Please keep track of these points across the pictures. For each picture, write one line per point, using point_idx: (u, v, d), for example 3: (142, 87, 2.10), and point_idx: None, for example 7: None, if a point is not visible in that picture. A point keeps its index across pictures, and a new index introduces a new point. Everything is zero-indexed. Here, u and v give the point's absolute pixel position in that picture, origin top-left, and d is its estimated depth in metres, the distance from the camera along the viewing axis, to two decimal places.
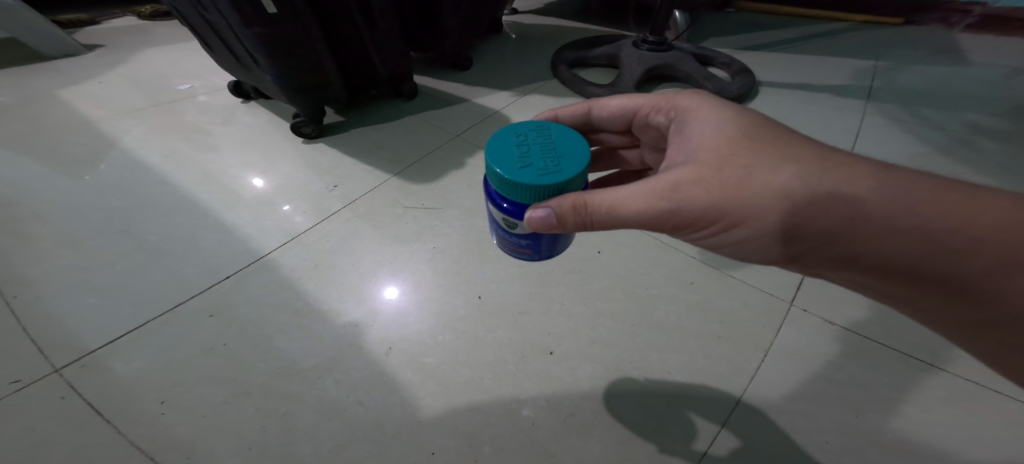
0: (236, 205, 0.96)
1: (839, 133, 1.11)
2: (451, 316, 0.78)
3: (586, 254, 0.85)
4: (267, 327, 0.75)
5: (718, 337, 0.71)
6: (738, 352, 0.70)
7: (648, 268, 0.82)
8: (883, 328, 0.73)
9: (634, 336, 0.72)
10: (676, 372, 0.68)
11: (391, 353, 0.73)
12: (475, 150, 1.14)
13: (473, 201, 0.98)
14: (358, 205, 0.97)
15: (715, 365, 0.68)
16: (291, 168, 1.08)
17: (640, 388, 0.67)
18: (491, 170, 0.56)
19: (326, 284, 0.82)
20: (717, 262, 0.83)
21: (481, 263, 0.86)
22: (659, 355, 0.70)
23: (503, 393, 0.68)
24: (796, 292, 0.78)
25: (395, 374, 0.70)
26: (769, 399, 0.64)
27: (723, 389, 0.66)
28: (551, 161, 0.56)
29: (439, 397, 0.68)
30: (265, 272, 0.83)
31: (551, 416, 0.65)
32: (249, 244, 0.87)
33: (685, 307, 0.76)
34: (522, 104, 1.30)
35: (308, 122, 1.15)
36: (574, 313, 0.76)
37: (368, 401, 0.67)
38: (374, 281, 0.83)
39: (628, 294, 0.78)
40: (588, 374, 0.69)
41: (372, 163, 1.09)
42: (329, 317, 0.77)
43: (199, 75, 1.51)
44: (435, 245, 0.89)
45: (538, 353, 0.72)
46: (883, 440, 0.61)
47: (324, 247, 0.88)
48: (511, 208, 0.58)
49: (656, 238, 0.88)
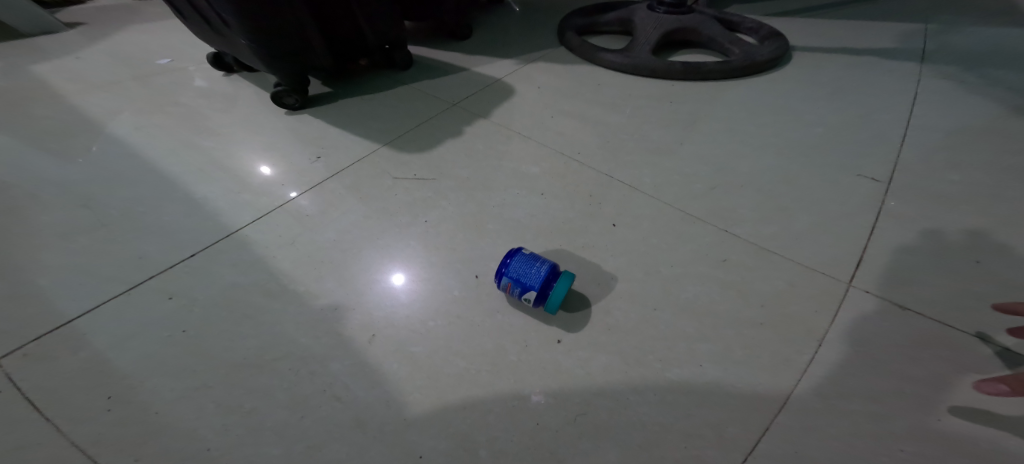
0: (208, 179, 0.87)
1: (889, 96, 0.97)
2: (445, 300, 0.67)
3: (600, 228, 0.74)
4: (233, 310, 0.65)
5: (760, 323, 0.60)
6: (785, 340, 0.58)
7: (673, 242, 0.70)
8: (980, 313, 0.58)
9: (657, 322, 0.62)
10: (710, 363, 0.57)
11: (375, 343, 0.62)
12: (474, 117, 1.03)
13: (471, 172, 0.87)
14: (341, 178, 0.88)
15: (757, 356, 0.57)
16: (272, 140, 0.98)
17: (666, 383, 0.56)
18: (544, 271, 0.60)
19: (303, 262, 0.72)
20: (757, 233, 0.70)
21: (479, 238, 0.75)
22: (688, 344, 0.59)
23: (503, 390, 0.57)
24: (857, 270, 0.64)
25: (379, 366, 0.60)
26: (827, 397, 0.52)
27: (768, 384, 0.54)
28: (551, 264, 0.62)
29: (428, 393, 0.58)
30: (236, 250, 0.73)
31: (559, 416, 0.54)
32: (218, 220, 0.78)
33: (718, 287, 0.64)
34: (527, 72, 1.18)
35: (290, 92, 1.06)
36: (585, 295, 0.66)
37: (346, 396, 0.57)
38: (359, 259, 0.73)
39: (649, 274, 0.67)
40: (602, 367, 0.58)
41: (361, 135, 1.00)
42: (305, 299, 0.67)
43: (183, 50, 1.43)
44: (427, 218, 0.79)
45: (544, 342, 0.62)
46: (989, 449, 0.47)
47: (302, 223, 0.78)
48: (531, 294, 0.60)
49: (681, 209, 0.75)
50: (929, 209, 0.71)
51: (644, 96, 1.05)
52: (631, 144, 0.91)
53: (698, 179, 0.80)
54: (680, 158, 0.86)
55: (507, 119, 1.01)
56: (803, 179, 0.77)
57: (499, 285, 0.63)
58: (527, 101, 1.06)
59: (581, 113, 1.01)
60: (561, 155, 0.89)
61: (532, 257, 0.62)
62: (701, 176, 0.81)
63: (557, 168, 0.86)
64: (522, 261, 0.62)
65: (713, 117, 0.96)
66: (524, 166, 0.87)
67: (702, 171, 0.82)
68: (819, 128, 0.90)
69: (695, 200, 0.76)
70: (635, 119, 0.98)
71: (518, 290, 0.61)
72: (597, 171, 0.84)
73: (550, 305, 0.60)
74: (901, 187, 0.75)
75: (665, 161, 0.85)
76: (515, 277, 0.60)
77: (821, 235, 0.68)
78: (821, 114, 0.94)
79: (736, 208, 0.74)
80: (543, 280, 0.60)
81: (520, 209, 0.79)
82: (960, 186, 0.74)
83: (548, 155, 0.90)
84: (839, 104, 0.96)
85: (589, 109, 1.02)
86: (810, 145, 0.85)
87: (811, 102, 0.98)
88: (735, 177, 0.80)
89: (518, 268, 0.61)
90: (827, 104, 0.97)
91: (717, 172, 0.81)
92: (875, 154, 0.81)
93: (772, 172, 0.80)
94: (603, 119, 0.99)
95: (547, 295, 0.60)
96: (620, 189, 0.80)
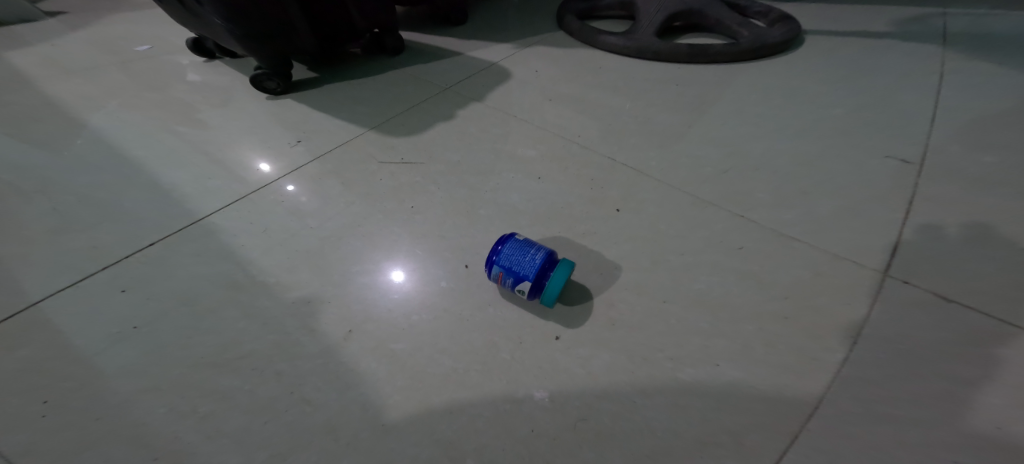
0: (178, 164, 0.80)
1: (910, 77, 0.91)
2: (431, 292, 0.61)
3: (602, 214, 0.67)
4: (192, 304, 0.58)
5: (785, 316, 0.53)
6: (814, 336, 0.51)
7: (683, 229, 0.64)
8: None
9: (667, 316, 0.55)
10: (729, 362, 0.50)
11: (351, 339, 0.55)
12: (467, 101, 0.97)
13: (462, 156, 0.81)
14: (322, 163, 0.81)
15: (783, 353, 0.50)
16: (251, 125, 0.92)
17: (679, 384, 0.49)
18: (540, 259, 0.53)
19: (274, 251, 0.65)
20: (775, 218, 0.63)
21: (469, 225, 0.69)
22: (702, 340, 0.52)
23: (494, 392, 0.50)
24: (890, 258, 0.57)
25: (354, 364, 0.53)
26: (865, 401, 0.45)
27: (797, 385, 0.47)
28: (548, 251, 0.55)
29: (409, 395, 0.51)
30: (201, 239, 0.66)
31: (557, 421, 0.47)
32: (185, 207, 0.71)
33: (735, 277, 0.57)
34: (524, 55, 1.12)
35: (271, 75, 1.00)
36: (587, 286, 0.59)
37: (316, 399, 0.50)
38: (336, 248, 0.66)
39: (657, 263, 0.60)
40: (606, 366, 0.51)
41: (346, 119, 0.93)
42: (274, 291, 0.60)
43: (164, 38, 1.37)
44: (413, 204, 0.73)
45: (540, 338, 0.55)
46: None
47: (277, 209, 0.72)
48: (526, 285, 0.53)
49: (691, 193, 0.69)
50: (965, 191, 0.64)
51: (648, 79, 0.99)
52: (635, 127, 0.84)
53: (709, 162, 0.74)
54: (688, 141, 0.79)
55: (502, 102, 0.95)
56: (824, 162, 0.71)
57: (490, 275, 0.56)
58: (523, 85, 1.00)
59: (581, 96, 0.95)
60: (560, 138, 0.83)
61: (528, 244, 0.55)
62: (712, 159, 0.74)
63: (556, 152, 0.80)
64: (515, 248, 0.55)
65: (722, 99, 0.90)
66: (520, 149, 0.81)
67: (713, 154, 0.76)
68: (838, 109, 0.83)
69: (706, 183, 0.70)
70: (639, 101, 0.91)
71: (511, 281, 0.54)
72: (598, 155, 0.78)
73: (547, 299, 0.54)
74: (933, 169, 0.68)
75: (672, 144, 0.79)
76: (508, 266, 0.54)
77: (847, 220, 0.62)
78: (840, 95, 0.87)
79: (752, 192, 0.67)
80: (539, 270, 0.53)
81: (515, 194, 0.72)
82: (998, 167, 0.67)
83: (546, 138, 0.83)
84: (858, 85, 0.90)
85: (589, 92, 0.96)
86: (829, 126, 0.79)
87: (828, 83, 0.92)
88: (749, 160, 0.73)
89: (511, 256, 0.54)
90: (844, 85, 0.90)
91: (729, 154, 0.75)
92: (900, 135, 0.75)
93: (790, 155, 0.73)
94: (604, 102, 0.92)
95: (544, 287, 0.53)
96: (624, 173, 0.74)
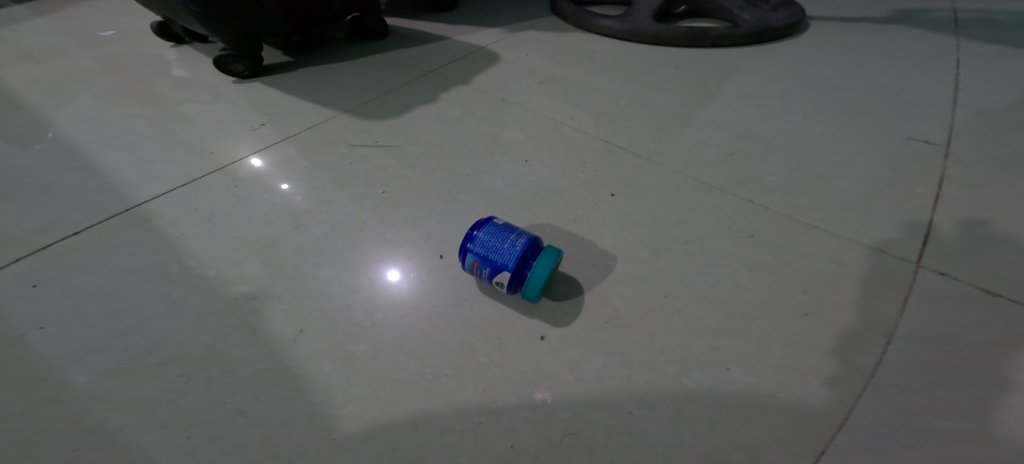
0: (125, 147, 0.72)
1: (925, 60, 0.85)
2: (399, 286, 0.53)
3: (595, 199, 0.60)
4: (115, 301, 0.49)
5: (805, 313, 0.45)
6: (841, 336, 0.43)
7: (686, 215, 0.57)
8: None
9: (669, 312, 0.48)
10: (741, 366, 0.43)
11: (301, 340, 0.47)
12: (450, 84, 0.90)
13: (442, 138, 0.74)
14: (288, 146, 0.74)
15: (805, 355, 0.42)
16: (214, 108, 0.85)
17: (683, 392, 0.42)
18: (523, 246, 0.46)
19: (221, 239, 0.57)
20: (789, 203, 0.56)
21: (446, 212, 0.61)
22: (709, 340, 0.45)
23: (465, 401, 0.43)
24: (923, 248, 0.50)
25: (302, 369, 0.45)
26: (906, 411, 0.38)
27: (824, 393, 0.40)
28: (531, 236, 0.48)
29: (365, 405, 0.43)
30: (133, 226, 0.57)
31: (540, 437, 0.40)
32: (121, 192, 0.63)
33: (746, 268, 0.50)
34: (514, 39, 1.06)
35: (238, 57, 0.92)
36: (577, 279, 0.52)
37: (254, 410, 0.42)
38: (292, 237, 0.58)
39: (657, 253, 0.53)
40: (599, 370, 0.44)
41: (320, 102, 0.86)
42: (213, 285, 0.51)
43: (135, 24, 1.30)
44: (385, 189, 0.65)
45: (523, 338, 0.47)
46: None
47: (229, 194, 0.64)
48: (505, 276, 0.46)
49: (694, 177, 0.62)
50: (999, 175, 0.58)
51: (646, 62, 0.92)
52: (632, 109, 0.78)
53: (713, 145, 0.67)
54: (690, 123, 0.73)
55: (489, 85, 0.88)
56: (839, 145, 0.64)
57: (464, 265, 0.49)
58: (512, 68, 0.93)
59: (574, 79, 0.88)
60: (550, 121, 0.76)
61: (510, 230, 0.48)
62: (715, 142, 0.68)
63: (545, 135, 0.73)
64: (493, 233, 0.47)
65: (726, 82, 0.83)
66: (506, 132, 0.74)
67: (718, 137, 0.69)
68: (850, 91, 0.77)
69: (711, 166, 0.63)
70: (636, 85, 0.85)
71: (488, 272, 0.47)
72: (592, 138, 0.71)
73: (530, 294, 0.46)
74: (960, 152, 0.61)
75: (672, 127, 0.72)
76: (484, 254, 0.47)
77: (869, 206, 0.55)
78: (852, 78, 0.81)
79: (761, 176, 0.60)
80: (521, 258, 0.46)
81: (499, 178, 0.65)
82: None
83: (535, 121, 0.76)
84: (870, 68, 0.84)
85: (583, 75, 0.89)
86: (843, 109, 0.72)
87: (838, 66, 0.86)
88: (757, 143, 0.67)
89: (487, 243, 0.47)
90: (856, 68, 0.84)
91: (735, 137, 0.68)
92: (920, 118, 0.69)
93: (801, 137, 0.67)
94: (599, 85, 0.86)
95: (526, 279, 0.46)
96: (619, 156, 0.67)
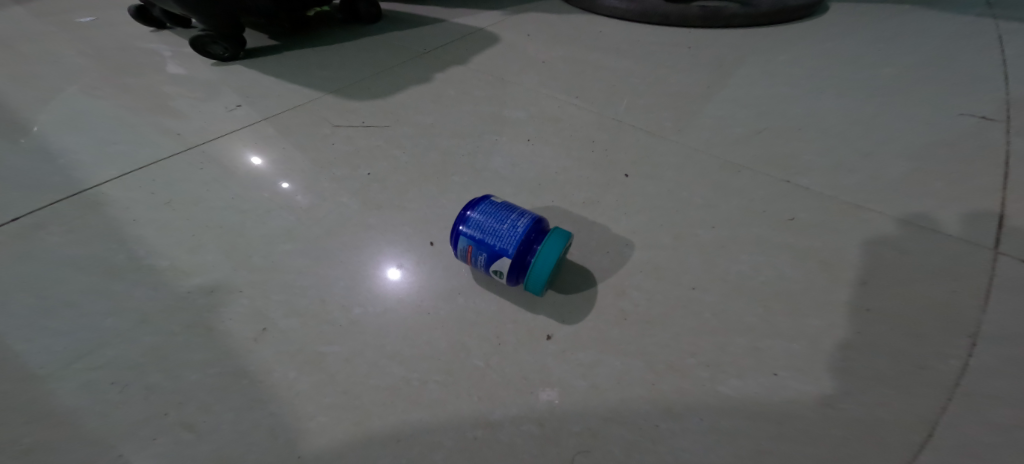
0: (83, 128, 0.65)
1: (958, 39, 0.79)
2: (382, 277, 0.45)
3: (607, 181, 0.54)
4: (45, 295, 0.41)
5: (867, 308, 0.38)
6: (913, 335, 0.36)
7: (710, 197, 0.50)
8: None
9: (699, 306, 0.40)
10: (792, 371, 0.35)
11: (263, 340, 0.40)
12: (446, 64, 0.83)
13: (436, 119, 0.67)
14: (265, 127, 0.67)
15: (871, 359, 0.35)
16: (189, 90, 0.78)
17: (724, 402, 0.34)
18: (527, 228, 0.39)
19: (180, 225, 0.50)
20: (829, 185, 0.49)
21: (438, 196, 0.54)
22: (750, 340, 0.38)
23: (458, 413, 0.35)
24: (997, 232, 0.43)
25: (263, 374, 0.38)
26: (1006, 426, 0.30)
27: (899, 404, 0.32)
28: (535, 216, 0.41)
29: (337, 417, 0.35)
30: (78, 212, 0.50)
31: (551, 457, 0.32)
32: (71, 174, 0.55)
33: (786, 256, 0.43)
34: (514, 20, 0.99)
35: (216, 38, 0.86)
36: (589, 269, 0.45)
37: (202, 423, 0.34)
38: (262, 224, 0.50)
39: (681, 239, 0.46)
40: (619, 375, 0.37)
41: (304, 83, 0.80)
42: (164, 278, 0.44)
43: (115, 10, 1.23)
44: (371, 171, 0.58)
45: (528, 337, 0.40)
46: None
47: (195, 176, 0.57)
48: (505, 263, 0.39)
49: (719, 157, 0.55)
50: None
51: (656, 42, 0.86)
52: (644, 88, 0.71)
53: (737, 124, 0.60)
54: (709, 101, 0.66)
55: (487, 65, 0.82)
56: (878, 123, 0.58)
57: (457, 251, 0.42)
58: (513, 48, 0.87)
59: (580, 58, 0.82)
60: (554, 101, 0.69)
61: (512, 208, 0.41)
62: (739, 121, 0.61)
63: (549, 115, 0.66)
64: (489, 213, 0.40)
65: (745, 60, 0.77)
66: (506, 112, 0.68)
67: (741, 115, 0.62)
68: (882, 68, 0.70)
69: (736, 146, 0.56)
70: (647, 63, 0.78)
71: (484, 259, 0.40)
72: (601, 118, 0.65)
73: (534, 285, 0.39)
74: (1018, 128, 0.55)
75: (690, 105, 0.66)
76: (479, 238, 0.39)
77: (923, 187, 0.48)
78: (883, 56, 0.74)
79: (793, 157, 0.54)
80: (523, 241, 0.39)
81: (498, 159, 0.58)
82: None
83: (538, 101, 0.70)
84: (901, 46, 0.78)
85: (589, 55, 0.83)
86: (878, 85, 0.66)
87: (867, 44, 0.79)
88: (786, 121, 0.60)
89: (483, 224, 0.40)
90: (885, 46, 0.78)
91: (760, 115, 0.62)
92: (965, 93, 0.62)
93: (835, 115, 0.60)
94: (606, 64, 0.79)
95: (531, 267, 0.39)
96: (632, 136, 0.60)
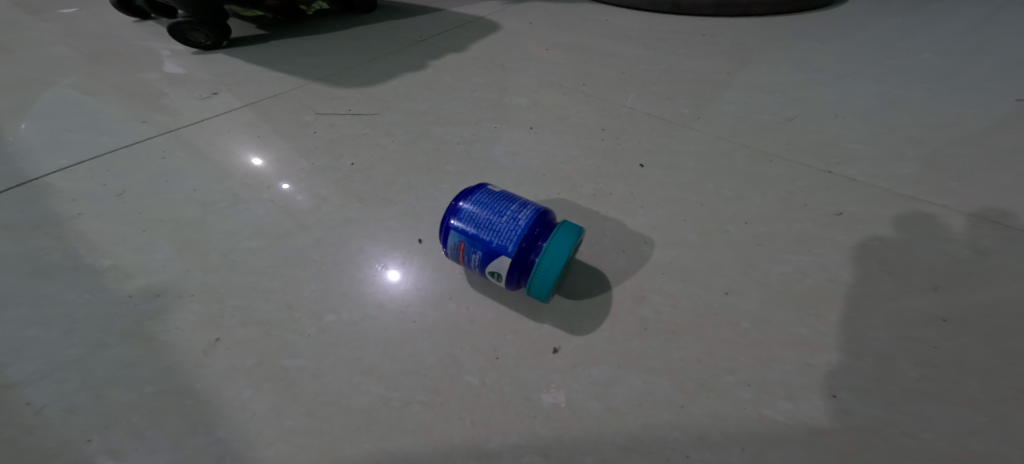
0: (40, 116, 0.59)
1: (996, 26, 0.73)
2: (361, 278, 0.39)
3: (620, 172, 0.48)
4: None
5: (943, 318, 0.32)
6: (1002, 352, 0.30)
7: (739, 190, 0.44)
8: None
9: (736, 314, 0.34)
10: (856, 392, 0.29)
11: (215, 352, 0.33)
12: (441, 51, 0.77)
13: (430, 106, 0.61)
14: (240, 115, 0.61)
15: (954, 379, 0.29)
16: (163, 78, 0.72)
17: (774, 431, 0.28)
18: (528, 221, 0.33)
19: (133, 219, 0.44)
20: (873, 179, 0.44)
21: (428, 189, 0.48)
22: (800, 354, 0.31)
23: (446, 442, 0.29)
24: None
25: (211, 393, 0.31)
26: None
27: (996, 437, 0.26)
28: (540, 207, 0.34)
29: (296, 446, 0.29)
30: (16, 204, 0.44)
31: None
32: (19, 164, 0.49)
33: (833, 256, 0.37)
34: (516, 9, 0.94)
35: (197, 24, 0.80)
36: (601, 270, 0.38)
37: (129, 453, 0.28)
38: (225, 218, 0.44)
39: (708, 236, 0.40)
40: (643, 395, 0.30)
41: (289, 71, 0.74)
42: (104, 280, 0.37)
43: None
44: (355, 160, 0.52)
45: (531, 350, 0.34)
46: None
47: (157, 166, 0.51)
48: (506, 262, 0.32)
49: (746, 148, 0.49)
50: None
51: (668, 29, 0.80)
52: (657, 75, 0.65)
53: (763, 111, 0.55)
54: (729, 87, 0.60)
55: (486, 52, 0.76)
56: (922, 110, 0.52)
57: (447, 249, 0.35)
58: (515, 36, 0.81)
59: (586, 45, 0.76)
60: (560, 88, 0.64)
61: (510, 198, 0.35)
62: (765, 108, 0.55)
63: (553, 103, 0.60)
64: (485, 204, 0.34)
65: (766, 46, 0.71)
66: (507, 100, 0.62)
67: (767, 102, 0.56)
68: (918, 54, 0.65)
69: (764, 135, 0.51)
70: (660, 50, 0.73)
71: (479, 257, 0.34)
72: (611, 105, 0.59)
73: (542, 289, 0.33)
74: None
75: (709, 92, 0.60)
76: (473, 232, 0.33)
77: (985, 178, 0.42)
78: (915, 41, 0.69)
79: (829, 146, 0.48)
80: (526, 236, 0.32)
81: (497, 148, 0.53)
82: None
83: (541, 88, 0.64)
84: (935, 33, 0.72)
85: (596, 42, 0.77)
86: (916, 71, 0.60)
87: (898, 30, 0.73)
88: (817, 108, 0.54)
89: (478, 217, 0.33)
90: (917, 33, 0.72)
91: (788, 102, 0.56)
92: (1014, 80, 0.56)
93: (871, 102, 0.54)
94: (615, 51, 0.73)
95: (537, 267, 0.32)
96: (647, 123, 0.54)
